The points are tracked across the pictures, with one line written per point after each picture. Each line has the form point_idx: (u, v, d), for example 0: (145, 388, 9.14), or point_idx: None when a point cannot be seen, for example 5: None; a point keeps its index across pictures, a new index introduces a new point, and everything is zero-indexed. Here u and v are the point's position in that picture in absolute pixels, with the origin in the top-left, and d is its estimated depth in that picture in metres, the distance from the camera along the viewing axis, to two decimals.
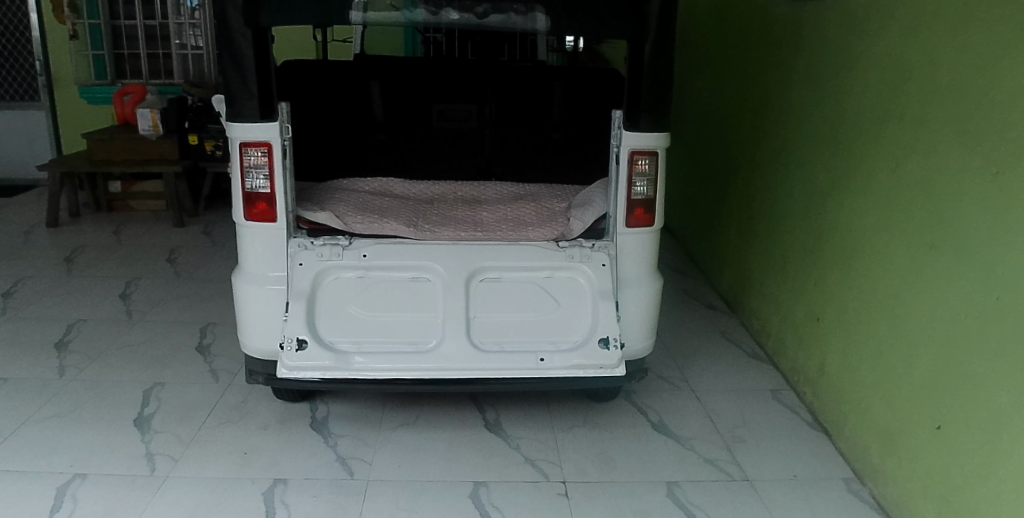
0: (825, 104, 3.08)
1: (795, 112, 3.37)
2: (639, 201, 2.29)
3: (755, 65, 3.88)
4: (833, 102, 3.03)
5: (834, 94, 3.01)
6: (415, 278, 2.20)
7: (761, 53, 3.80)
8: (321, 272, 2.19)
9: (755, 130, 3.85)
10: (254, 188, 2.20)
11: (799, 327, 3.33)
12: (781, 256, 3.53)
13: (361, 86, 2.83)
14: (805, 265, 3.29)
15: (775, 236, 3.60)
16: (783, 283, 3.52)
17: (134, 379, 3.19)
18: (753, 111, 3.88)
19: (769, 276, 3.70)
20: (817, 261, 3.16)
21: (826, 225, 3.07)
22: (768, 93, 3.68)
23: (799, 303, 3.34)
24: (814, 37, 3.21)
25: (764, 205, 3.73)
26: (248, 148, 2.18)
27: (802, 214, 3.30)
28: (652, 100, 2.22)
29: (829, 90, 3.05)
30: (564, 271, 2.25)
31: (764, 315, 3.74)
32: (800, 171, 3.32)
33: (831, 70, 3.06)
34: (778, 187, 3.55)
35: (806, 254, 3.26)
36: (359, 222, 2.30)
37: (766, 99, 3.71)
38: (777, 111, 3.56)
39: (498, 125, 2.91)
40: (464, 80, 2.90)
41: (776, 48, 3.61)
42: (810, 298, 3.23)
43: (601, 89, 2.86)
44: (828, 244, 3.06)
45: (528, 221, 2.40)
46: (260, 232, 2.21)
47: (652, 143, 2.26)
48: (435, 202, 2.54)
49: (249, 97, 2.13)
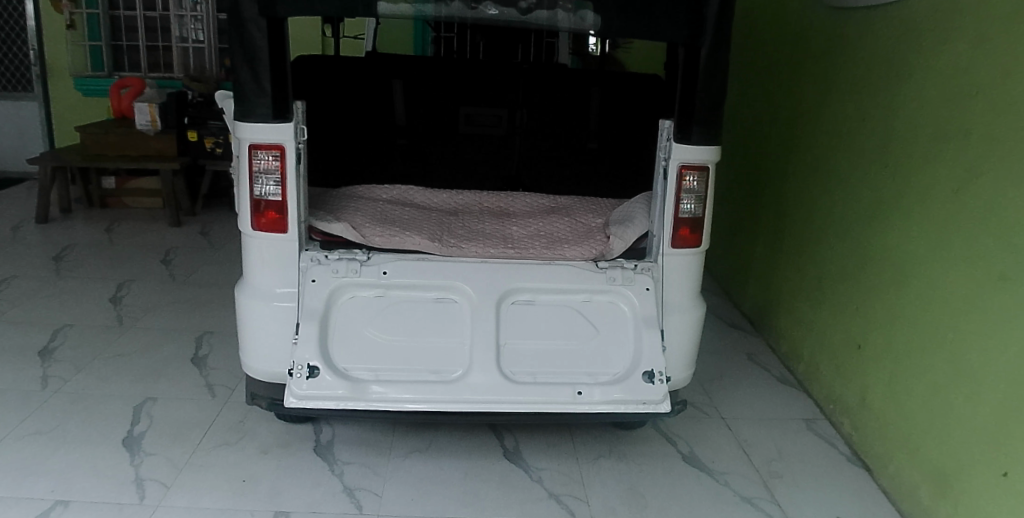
0: (877, 118, 2.89)
1: (840, 126, 3.17)
2: (686, 220, 2.09)
3: (790, 75, 3.70)
4: (884, 116, 2.84)
5: (887, 109, 2.83)
6: (440, 299, 1.99)
7: (797, 63, 3.63)
8: (336, 290, 1.98)
9: (789, 143, 3.66)
10: (264, 195, 2.00)
11: (836, 353, 3.14)
12: (818, 278, 3.32)
13: (381, 86, 2.61)
14: (845, 288, 3.10)
15: (810, 256, 3.40)
16: (818, 306, 3.32)
17: (124, 392, 2.97)
18: (787, 123, 3.70)
19: (800, 298, 3.50)
20: (861, 284, 2.97)
21: (873, 248, 2.87)
22: (806, 105, 3.49)
23: (837, 329, 3.15)
24: (864, 48, 3.02)
25: (797, 224, 3.53)
26: (258, 150, 1.98)
27: (844, 234, 3.11)
28: (705, 110, 2.02)
29: (882, 104, 2.86)
30: (603, 295, 2.04)
31: (794, 339, 3.54)
32: (843, 188, 3.12)
33: (883, 82, 2.87)
34: (816, 204, 3.36)
35: (848, 276, 3.07)
36: (378, 234, 2.09)
37: (803, 111, 3.52)
38: (816, 124, 3.37)
39: (529, 132, 2.68)
40: (493, 82, 2.67)
41: (816, 58, 3.43)
42: (850, 325, 3.04)
43: (641, 97, 2.64)
44: (875, 268, 2.87)
45: (563, 238, 2.19)
46: (270, 243, 2.02)
47: (703, 156, 2.06)
48: (460, 214, 2.32)
49: (261, 94, 1.92)
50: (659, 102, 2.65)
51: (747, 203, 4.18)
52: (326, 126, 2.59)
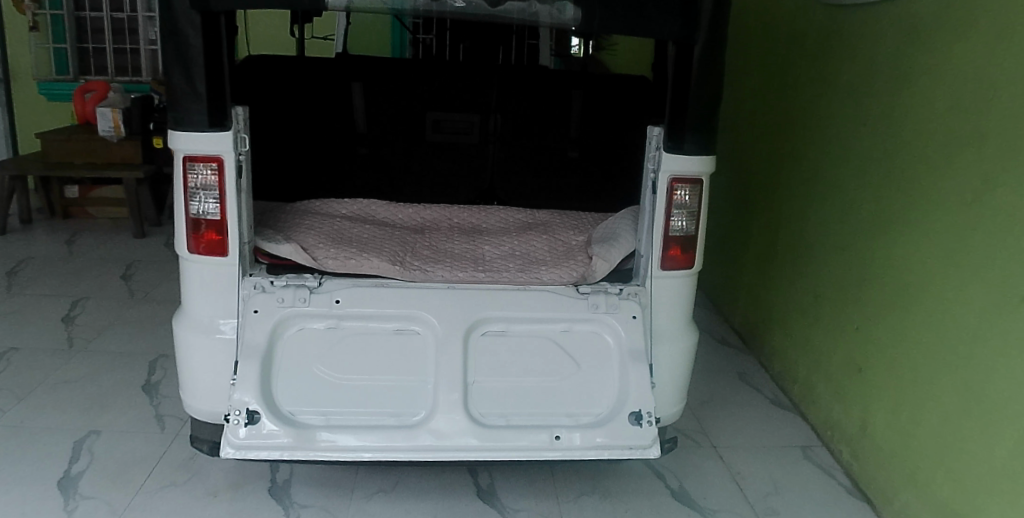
0: (879, 123, 2.70)
1: (839, 130, 2.97)
2: (676, 238, 1.87)
3: (783, 76, 3.51)
4: (888, 120, 2.64)
5: (891, 113, 2.63)
6: (400, 331, 1.76)
7: (790, 63, 3.44)
8: (282, 322, 1.74)
9: (783, 151, 3.46)
10: (202, 214, 1.76)
11: (836, 375, 2.93)
12: (816, 295, 3.10)
13: (341, 91, 2.37)
14: (844, 304, 2.89)
15: (807, 269, 3.20)
16: (817, 326, 3.11)
17: (64, 425, 2.71)
18: (780, 128, 3.51)
19: (796, 316, 3.29)
20: (862, 301, 2.76)
21: (879, 264, 2.66)
22: (801, 111, 3.28)
23: (837, 349, 2.94)
24: (866, 50, 2.81)
25: (793, 238, 3.32)
26: (193, 163, 1.73)
27: (845, 248, 2.89)
28: (699, 116, 1.80)
29: (885, 107, 2.67)
30: (585, 324, 1.82)
31: (789, 359, 3.33)
32: (844, 200, 2.91)
33: (885, 84, 2.68)
34: (813, 214, 3.15)
35: (849, 292, 2.86)
36: (332, 256, 1.85)
37: (798, 116, 3.32)
38: (813, 128, 3.18)
39: (505, 140, 2.44)
40: (463, 86, 2.44)
41: (811, 59, 3.24)
42: (851, 346, 2.83)
43: (626, 102, 2.41)
44: (879, 284, 2.66)
45: (540, 260, 1.95)
46: (208, 268, 1.78)
47: (696, 168, 1.84)
48: (426, 232, 2.09)
49: (195, 98, 1.68)
50: (646, 104, 2.43)
51: (739, 214, 3.97)
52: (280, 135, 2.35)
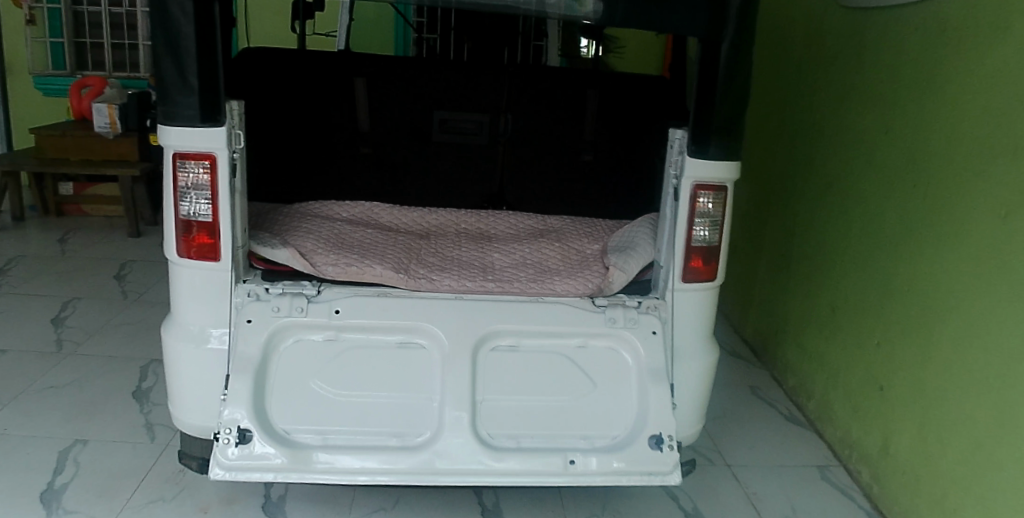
0: (908, 129, 2.56)
1: (865, 135, 2.83)
2: (698, 249, 1.76)
3: (802, 78, 3.37)
4: (919, 126, 2.51)
5: (921, 119, 2.49)
6: (404, 344, 1.64)
7: (809, 65, 3.31)
8: (278, 333, 1.62)
9: (817, 158, 3.19)
10: (192, 215, 1.65)
11: (856, 392, 2.82)
12: (836, 308, 2.98)
13: (339, 83, 2.09)
14: (866, 317, 2.77)
15: (827, 280, 3.06)
16: (836, 340, 2.98)
17: (50, 433, 2.59)
18: (799, 132, 3.37)
19: (813, 329, 3.17)
20: (885, 315, 2.65)
21: (904, 278, 2.54)
22: (839, 114, 3.02)
23: (857, 365, 2.82)
24: (893, 53, 2.68)
25: (826, 251, 3.07)
26: (182, 160, 1.61)
27: (868, 260, 2.77)
28: (725, 118, 1.69)
29: (915, 112, 2.53)
30: (601, 339, 1.70)
31: (805, 374, 3.22)
32: (867, 209, 2.78)
33: (914, 87, 2.54)
34: (835, 222, 3.01)
35: (872, 305, 2.73)
36: (331, 262, 1.73)
37: (819, 120, 3.18)
38: (835, 133, 3.04)
39: (518, 141, 2.13)
40: (478, 80, 2.13)
41: (833, 60, 3.10)
42: (873, 363, 2.72)
43: (659, 100, 2.13)
44: (904, 297, 2.54)
45: (553, 270, 1.84)
46: (199, 273, 1.67)
47: (721, 174, 1.72)
48: (432, 237, 1.96)
49: (186, 91, 1.56)
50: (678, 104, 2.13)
51: (764, 224, 3.69)
52: (269, 131, 2.08)
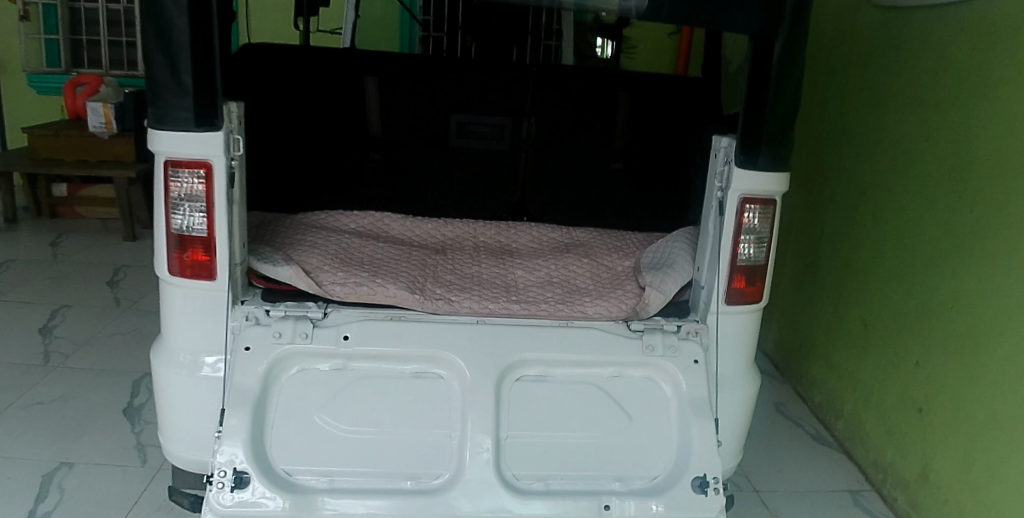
0: (961, 133, 2.35)
1: (909, 139, 2.62)
2: (742, 268, 1.61)
3: (835, 79, 3.16)
4: (972, 130, 2.30)
5: (975, 122, 2.29)
6: (419, 374, 1.48)
7: (844, 64, 3.10)
8: (279, 361, 1.45)
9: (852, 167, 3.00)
10: (186, 229, 1.48)
11: (891, 413, 2.66)
12: (871, 325, 2.78)
13: (347, 81, 1.89)
14: (909, 337, 2.55)
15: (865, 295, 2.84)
16: (867, 358, 2.83)
17: (34, 455, 2.42)
18: (832, 136, 3.15)
19: (842, 346, 3.01)
20: (931, 335, 2.44)
21: (944, 298, 2.38)
22: (874, 123, 2.85)
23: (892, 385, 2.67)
24: (933, 56, 2.52)
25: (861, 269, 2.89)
26: (175, 169, 1.45)
27: (904, 277, 2.61)
28: (777, 125, 1.53)
29: (968, 114, 2.32)
30: (637, 369, 1.54)
31: (835, 393, 3.03)
32: (905, 221, 2.63)
33: (967, 87, 2.33)
34: (874, 233, 2.80)
35: (916, 323, 2.52)
36: (338, 281, 1.56)
37: (855, 123, 2.97)
38: (875, 136, 2.83)
39: (545, 148, 1.95)
40: (498, 79, 1.94)
41: (872, 59, 2.89)
42: (909, 384, 2.56)
43: (695, 106, 1.95)
44: (953, 317, 2.33)
45: (581, 290, 1.67)
46: (194, 293, 1.51)
47: (771, 186, 1.57)
48: (448, 252, 1.79)
49: (179, 91, 1.39)
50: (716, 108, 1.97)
51: (794, 238, 3.43)
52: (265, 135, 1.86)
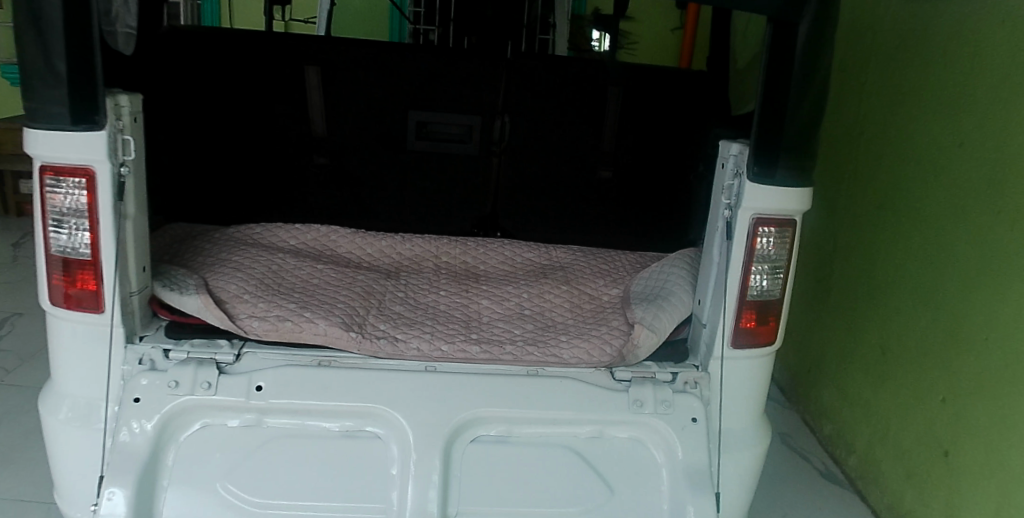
0: (986, 132, 1.90)
1: (923, 136, 2.16)
2: (753, 304, 1.33)
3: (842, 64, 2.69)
4: (1000, 130, 1.85)
5: (1004, 119, 1.83)
6: (351, 434, 1.20)
7: (851, 48, 2.62)
8: (176, 417, 1.18)
9: (842, 172, 2.62)
10: (68, 251, 1.19)
11: (870, 454, 2.35)
12: (873, 354, 2.36)
13: (283, 71, 1.55)
14: (915, 375, 2.13)
15: (866, 321, 2.41)
16: (849, 388, 2.51)
17: None
18: (835, 131, 2.70)
19: (825, 371, 2.68)
20: (941, 375, 2.01)
21: (939, 332, 2.02)
22: (864, 126, 2.49)
23: (872, 422, 2.35)
24: (952, 37, 2.07)
25: (848, 290, 2.53)
26: (53, 177, 1.16)
27: (893, 305, 2.26)
28: (799, 130, 1.25)
29: (996, 110, 1.87)
30: (620, 428, 1.27)
31: (833, 428, 2.62)
32: (893, 237, 2.28)
33: (995, 77, 1.88)
34: (878, 248, 2.36)
35: (924, 359, 2.09)
36: (257, 314, 1.28)
37: (862, 117, 2.51)
38: (883, 134, 2.38)
39: (523, 154, 1.63)
40: (467, 68, 1.57)
41: (881, 42, 2.43)
42: (890, 419, 2.25)
43: (699, 103, 1.65)
44: (968, 358, 1.91)
45: (557, 326, 1.38)
46: (77, 329, 1.21)
47: (791, 205, 1.29)
48: (401, 276, 1.50)
49: (50, 78, 1.09)
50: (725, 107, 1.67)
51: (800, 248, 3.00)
52: (184, 134, 1.54)
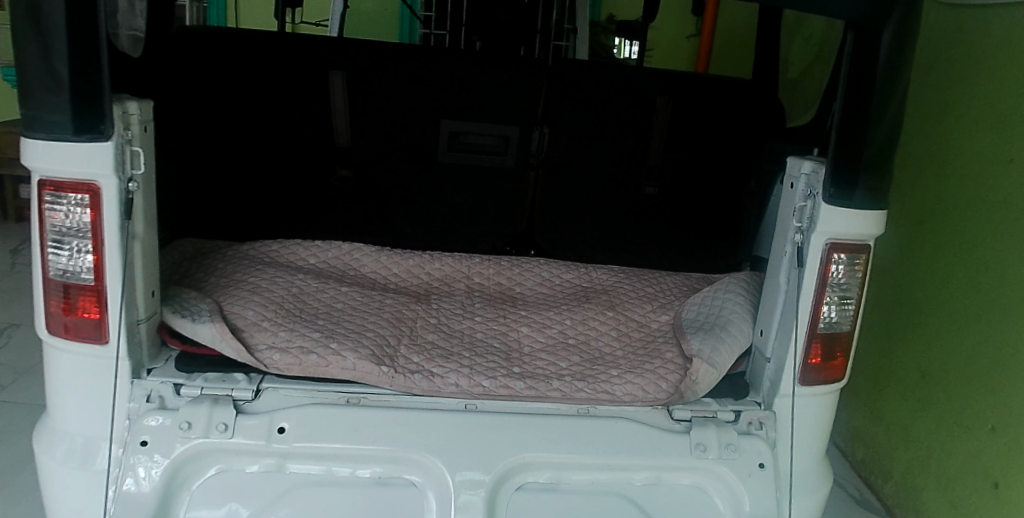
0: None
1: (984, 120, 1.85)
2: (823, 337, 1.20)
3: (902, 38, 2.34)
4: None
5: None
6: (384, 482, 1.07)
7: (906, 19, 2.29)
8: (189, 462, 1.06)
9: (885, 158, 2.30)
10: (68, 274, 1.07)
11: (909, 480, 2.03)
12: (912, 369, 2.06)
13: (303, 76, 1.42)
14: (966, 399, 1.83)
15: (904, 330, 2.10)
16: (876, 404, 2.22)
17: None
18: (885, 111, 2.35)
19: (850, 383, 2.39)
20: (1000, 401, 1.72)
21: (1000, 350, 1.73)
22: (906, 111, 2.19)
23: (910, 446, 2.04)
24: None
25: (883, 294, 2.22)
26: (53, 192, 1.04)
27: (937, 312, 1.97)
28: (880, 145, 1.12)
29: None
30: (680, 475, 1.14)
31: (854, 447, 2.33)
32: (932, 236, 2.02)
33: None
34: (922, 249, 2.05)
35: (980, 382, 1.79)
36: (278, 345, 1.16)
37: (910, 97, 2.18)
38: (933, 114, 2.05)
39: (563, 168, 1.49)
40: (503, 74, 1.43)
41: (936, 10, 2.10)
42: (928, 446, 1.97)
43: (751, 114, 1.52)
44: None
45: (606, 359, 1.25)
46: (79, 362, 1.09)
47: (869, 229, 1.17)
48: (431, 300, 1.37)
49: (50, 82, 0.97)
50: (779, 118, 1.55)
51: None
52: (194, 144, 1.43)
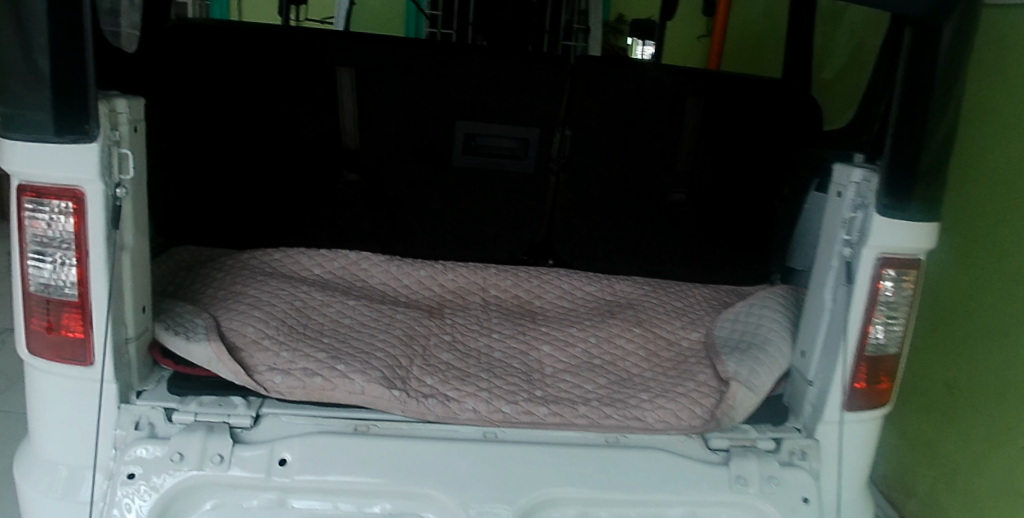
0: None
1: None
2: (870, 359, 1.11)
3: None
4: None
5: None
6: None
7: None
8: (181, 496, 0.96)
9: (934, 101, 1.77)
10: (49, 289, 0.97)
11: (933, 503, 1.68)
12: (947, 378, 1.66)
13: (309, 74, 1.30)
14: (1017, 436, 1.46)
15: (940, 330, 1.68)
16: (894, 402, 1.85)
17: None
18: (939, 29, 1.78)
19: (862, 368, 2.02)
20: None
21: None
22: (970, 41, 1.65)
23: (936, 461, 1.68)
24: None
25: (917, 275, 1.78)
26: (34, 199, 0.94)
27: (994, 320, 1.54)
28: (939, 150, 1.02)
29: None
30: (718, 510, 1.05)
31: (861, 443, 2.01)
32: (989, 210, 1.57)
33: None
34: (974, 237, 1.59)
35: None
36: (280, 367, 1.06)
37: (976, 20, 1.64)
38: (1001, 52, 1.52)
39: (585, 173, 1.40)
40: (523, 72, 1.33)
41: None
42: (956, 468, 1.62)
43: (788, 117, 1.43)
44: None
45: (635, 381, 1.16)
46: (60, 385, 1.00)
47: (923, 243, 1.07)
48: (444, 315, 1.27)
49: (30, 77, 0.88)
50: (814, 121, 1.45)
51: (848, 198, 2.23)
52: (187, 146, 1.34)
